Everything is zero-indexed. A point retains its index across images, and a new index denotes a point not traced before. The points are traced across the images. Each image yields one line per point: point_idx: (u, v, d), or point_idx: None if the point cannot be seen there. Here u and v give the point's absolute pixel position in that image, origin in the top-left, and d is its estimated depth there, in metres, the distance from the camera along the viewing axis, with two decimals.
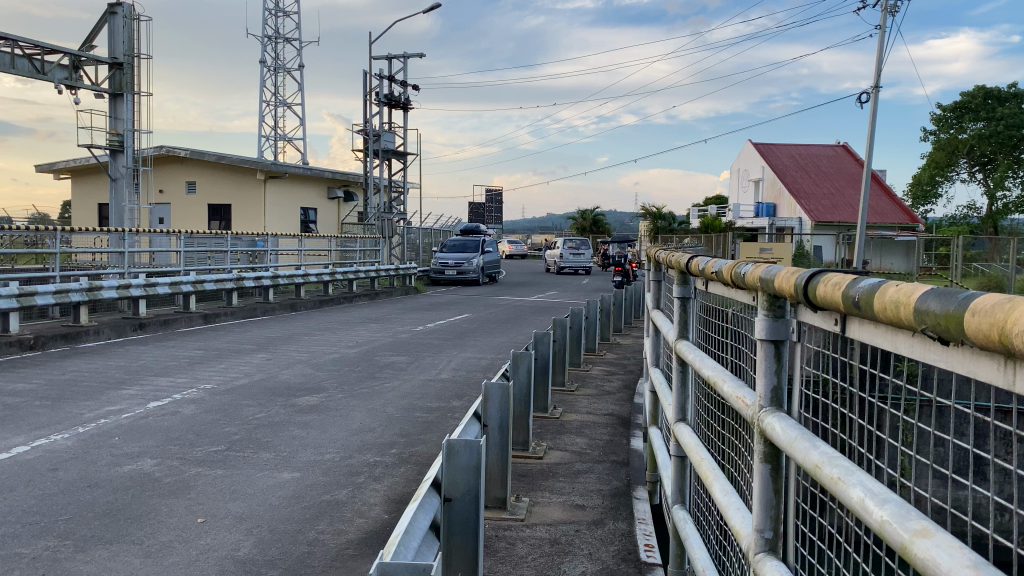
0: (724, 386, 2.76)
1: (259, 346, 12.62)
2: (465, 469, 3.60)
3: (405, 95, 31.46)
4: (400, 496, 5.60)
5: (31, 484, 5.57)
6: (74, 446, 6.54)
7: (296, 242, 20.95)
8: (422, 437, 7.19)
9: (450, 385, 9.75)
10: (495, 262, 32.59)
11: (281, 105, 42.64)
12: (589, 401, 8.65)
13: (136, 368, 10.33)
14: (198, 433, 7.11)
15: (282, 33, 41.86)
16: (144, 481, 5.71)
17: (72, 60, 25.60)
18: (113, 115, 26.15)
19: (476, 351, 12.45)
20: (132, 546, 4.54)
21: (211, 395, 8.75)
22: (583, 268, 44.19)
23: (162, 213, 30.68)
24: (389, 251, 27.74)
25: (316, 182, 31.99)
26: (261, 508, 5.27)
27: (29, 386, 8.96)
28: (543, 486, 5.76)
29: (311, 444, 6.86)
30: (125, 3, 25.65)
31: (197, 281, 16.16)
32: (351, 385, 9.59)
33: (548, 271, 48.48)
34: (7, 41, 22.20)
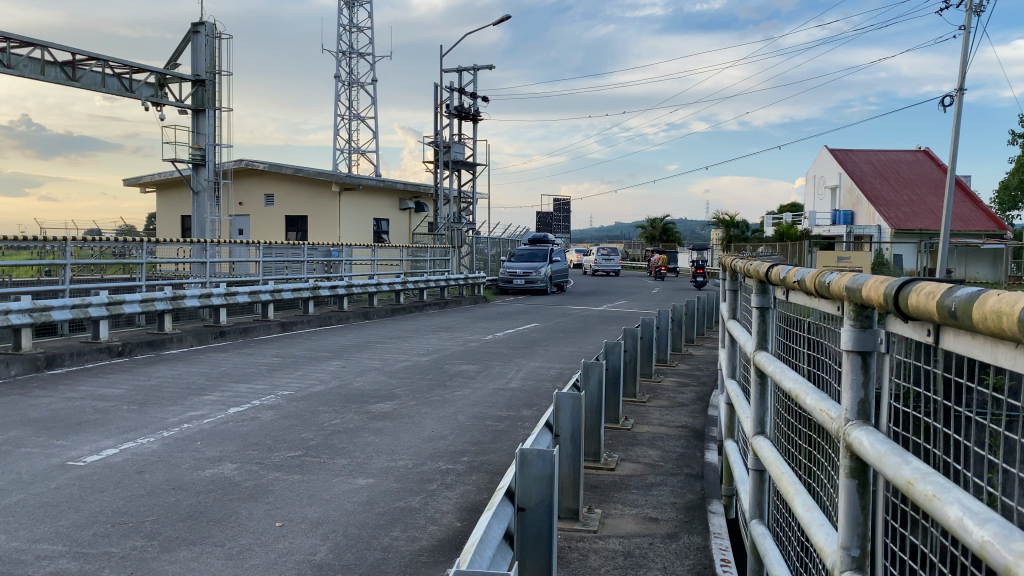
0: (807, 399, 2.67)
1: (334, 354, 12.90)
2: (537, 478, 3.58)
3: (475, 106, 31.82)
4: (472, 504, 5.62)
5: (120, 485, 5.79)
6: (159, 450, 6.77)
7: (369, 252, 21.36)
8: (493, 446, 7.20)
9: (520, 393, 9.76)
10: (564, 271, 32.60)
11: (355, 118, 43.62)
12: (661, 413, 8.52)
13: (217, 374, 10.65)
14: (276, 438, 7.29)
15: (356, 48, 42.82)
16: (225, 484, 5.88)
17: (158, 78, 26.68)
18: (196, 130, 27.14)
19: (545, 361, 12.44)
20: (214, 548, 4.68)
21: (288, 401, 8.97)
22: (614, 272, 49.37)
23: (241, 224, 31.75)
24: (458, 260, 28.02)
25: (388, 193, 32.58)
26: (336, 513, 5.36)
27: (117, 391, 9.33)
28: (615, 497, 5.71)
29: (384, 451, 6.94)
30: (207, 23, 26.69)
31: (276, 290, 16.61)
32: (423, 392, 9.68)
33: (599, 276, 49.37)
34: (99, 61, 23.33)
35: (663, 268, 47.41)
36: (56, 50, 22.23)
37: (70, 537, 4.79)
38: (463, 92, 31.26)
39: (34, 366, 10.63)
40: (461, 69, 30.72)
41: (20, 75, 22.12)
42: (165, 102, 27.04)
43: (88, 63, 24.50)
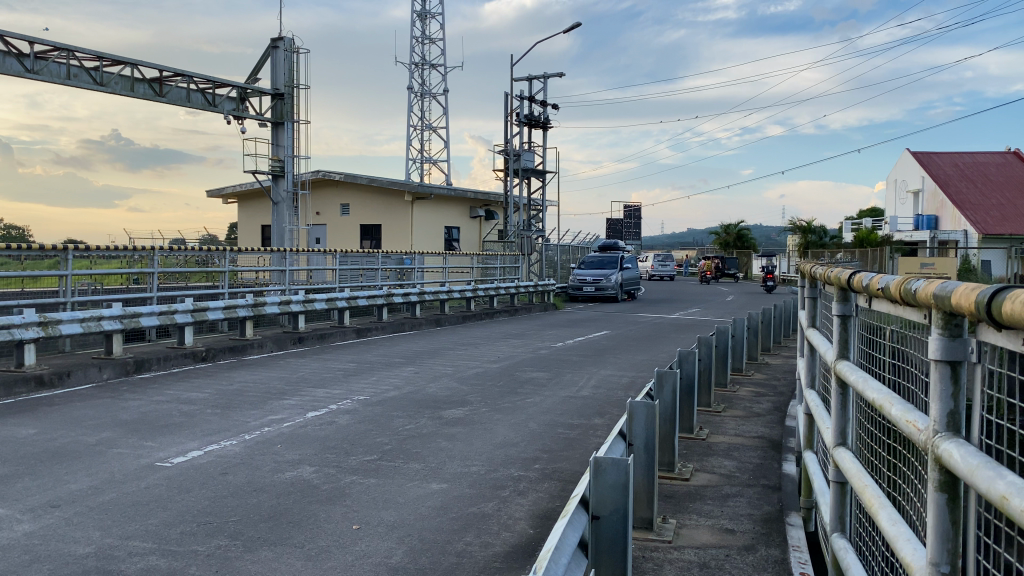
0: (892, 409, 2.60)
1: (407, 360, 13.08)
2: (612, 486, 3.56)
3: (545, 113, 31.91)
4: (545, 511, 5.62)
5: (205, 486, 6.00)
6: (242, 452, 6.99)
7: (441, 260, 21.64)
8: (565, 454, 7.19)
9: (592, 401, 9.70)
10: (635, 278, 32.33)
11: (427, 129, 44.29)
12: (736, 423, 8.38)
13: (295, 379, 10.93)
14: (352, 442, 7.44)
15: (428, 60, 43.54)
16: (304, 487, 6.03)
17: (239, 93, 27.64)
18: (275, 142, 28.00)
19: (617, 369, 12.35)
20: (294, 549, 4.80)
21: (364, 406, 9.14)
22: (669, 276, 54.33)
23: (318, 233, 32.60)
24: (528, 268, 28.10)
25: (459, 202, 32.95)
26: (411, 517, 5.43)
27: (202, 395, 9.68)
28: (690, 507, 5.64)
29: (457, 456, 7.01)
30: (286, 38, 27.58)
31: (352, 297, 16.95)
32: (494, 399, 9.73)
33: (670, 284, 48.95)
34: (184, 77, 24.31)
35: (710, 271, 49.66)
36: (144, 68, 23.32)
37: (159, 534, 4.99)
38: (533, 100, 31.42)
39: (125, 369, 11.07)
40: (531, 77, 30.89)
41: (112, 92, 23.25)
42: (246, 115, 27.99)
43: (175, 80, 25.56)
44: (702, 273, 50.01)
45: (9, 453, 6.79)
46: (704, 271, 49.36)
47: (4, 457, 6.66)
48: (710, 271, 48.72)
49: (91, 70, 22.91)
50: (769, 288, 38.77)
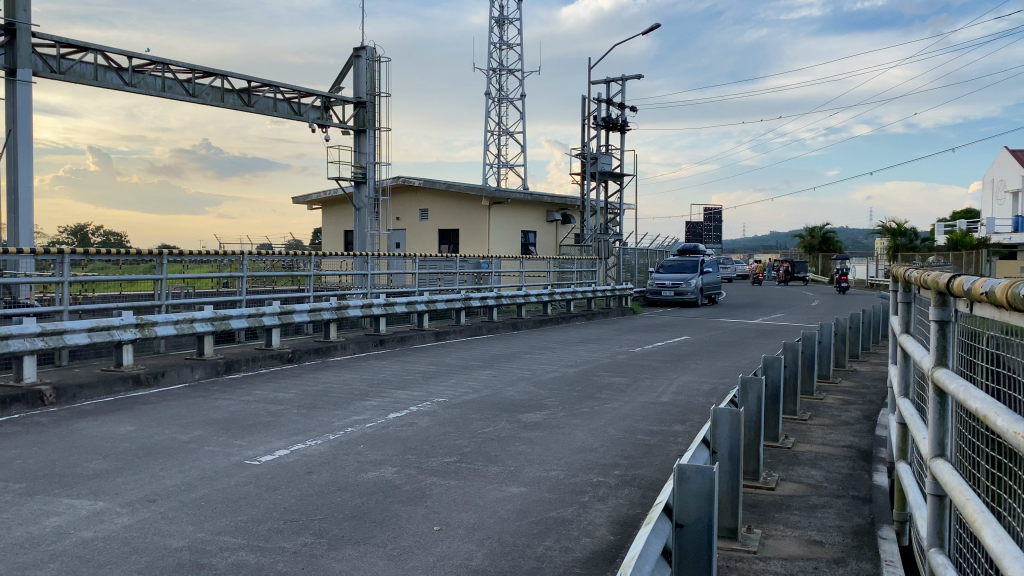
0: (997, 420, 2.46)
1: (486, 363, 13.16)
2: (696, 495, 3.48)
3: (623, 116, 31.70)
4: (625, 518, 5.56)
5: (291, 484, 6.15)
6: (326, 451, 7.15)
7: (517, 265, 21.71)
8: (645, 460, 7.10)
9: (672, 408, 9.56)
10: (716, 282, 31.71)
11: (504, 134, 44.62)
12: (823, 432, 8.13)
13: (377, 381, 11.11)
14: (432, 444, 7.52)
15: (506, 65, 43.87)
16: (387, 487, 6.13)
17: (323, 102, 28.38)
18: (357, 150, 28.67)
19: (698, 375, 12.12)
20: (377, 548, 4.88)
21: (444, 408, 9.23)
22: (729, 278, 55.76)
23: (398, 238, 33.18)
24: (605, 271, 27.94)
25: (536, 206, 33.00)
26: (492, 520, 5.45)
27: (288, 395, 9.94)
28: (776, 518, 5.49)
29: (535, 460, 7.01)
30: (368, 47, 28.23)
31: (431, 301, 17.15)
32: (572, 404, 9.69)
33: (751, 288, 48.02)
34: (272, 87, 25.11)
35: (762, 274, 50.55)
36: (234, 79, 24.19)
37: (248, 531, 5.13)
38: (611, 103, 31.27)
39: (216, 370, 11.47)
40: (609, 80, 30.75)
41: (204, 103, 24.19)
42: (330, 123, 28.71)
43: (263, 90, 26.41)
44: (756, 276, 50.75)
45: (109, 449, 7.11)
46: (756, 273, 51.79)
47: (105, 453, 6.97)
48: (763, 272, 49.56)
49: (184, 82, 23.89)
50: (843, 290, 41.57)
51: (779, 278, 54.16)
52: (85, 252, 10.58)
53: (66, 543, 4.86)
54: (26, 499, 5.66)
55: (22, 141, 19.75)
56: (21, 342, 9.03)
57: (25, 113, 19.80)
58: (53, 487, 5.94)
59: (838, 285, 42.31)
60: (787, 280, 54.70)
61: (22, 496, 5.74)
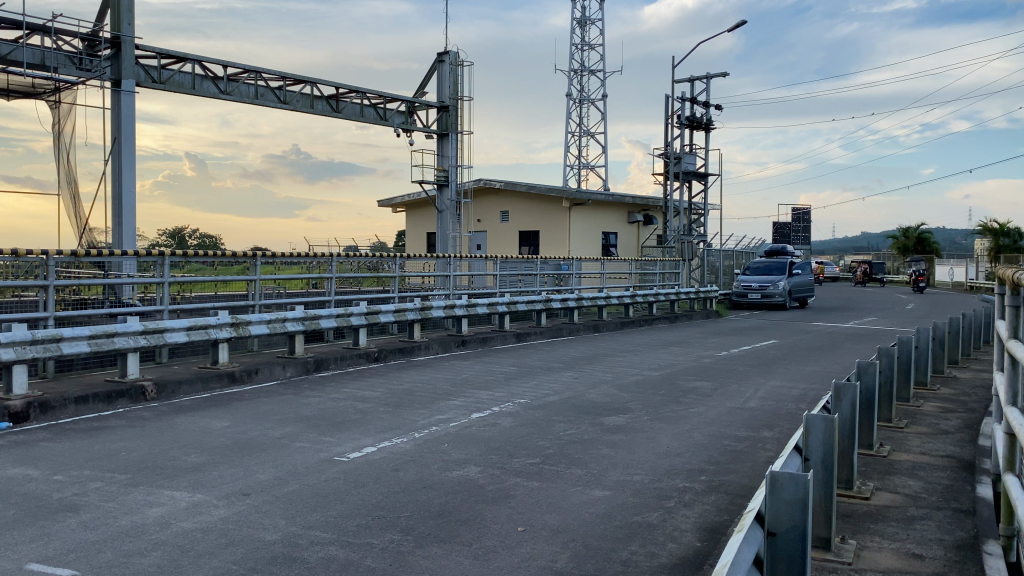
0: None
1: (567, 366, 13.11)
2: (789, 503, 3.40)
3: (707, 115, 31.20)
4: (713, 524, 5.45)
5: (378, 481, 6.26)
6: (412, 450, 7.26)
7: (599, 266, 21.61)
8: (733, 466, 6.95)
9: (760, 413, 9.33)
10: (806, 284, 30.80)
11: (585, 135, 44.58)
12: (922, 440, 7.79)
13: (459, 381, 11.21)
14: (515, 445, 7.54)
15: (587, 67, 43.82)
16: (471, 487, 6.18)
17: (407, 106, 28.88)
18: (440, 153, 29.06)
19: (786, 379, 11.80)
20: (462, 547, 4.92)
21: (527, 410, 9.23)
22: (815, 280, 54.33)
23: (480, 240, 33.53)
24: (689, 274, 27.51)
25: (618, 207, 32.76)
26: (576, 523, 5.43)
27: (375, 394, 10.13)
28: (871, 528, 5.29)
29: (620, 464, 6.94)
30: (451, 52, 28.59)
31: (512, 302, 17.21)
32: (657, 408, 9.56)
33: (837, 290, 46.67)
34: (359, 93, 25.71)
35: (831, 275, 50.80)
36: (322, 85, 24.86)
37: (339, 526, 5.25)
38: (695, 102, 30.83)
39: (306, 368, 11.80)
40: (694, 78, 30.31)
41: (294, 109, 24.95)
42: (414, 128, 29.19)
43: (350, 96, 27.06)
44: (826, 277, 50.79)
45: (207, 444, 7.39)
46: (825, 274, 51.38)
47: (202, 447, 7.25)
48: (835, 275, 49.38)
49: (276, 90, 24.68)
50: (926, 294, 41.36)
51: (868, 280, 52.48)
52: (183, 254, 11.01)
53: (168, 533, 5.07)
54: (131, 490, 5.94)
55: (125, 148, 20.74)
56: (126, 340, 9.46)
57: (129, 122, 20.79)
58: (155, 479, 6.21)
59: (917, 285, 43.25)
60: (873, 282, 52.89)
61: (127, 486, 6.02)
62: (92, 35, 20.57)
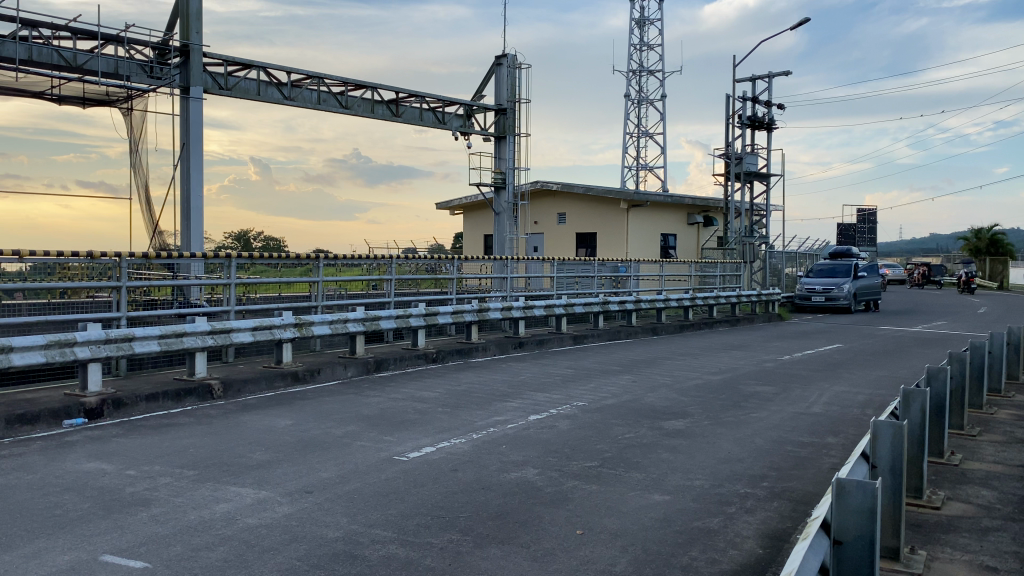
0: None
1: (625, 369, 13.02)
2: (856, 512, 3.32)
3: (770, 114, 30.67)
4: (776, 531, 5.35)
5: (437, 481, 6.32)
6: (470, 450, 7.30)
7: (658, 268, 21.42)
8: (796, 473, 6.80)
9: (824, 419, 9.12)
10: (873, 287, 30.01)
11: (643, 136, 44.34)
12: (996, 449, 7.51)
13: (517, 383, 11.22)
14: (573, 448, 7.52)
15: (646, 67, 43.58)
16: (529, 489, 6.18)
17: (466, 110, 29.09)
18: (498, 156, 29.17)
19: (852, 385, 11.49)
20: (520, 548, 4.93)
21: (585, 413, 9.20)
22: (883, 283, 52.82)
23: (537, 242, 33.57)
24: (750, 276, 27.05)
25: (677, 208, 32.40)
26: (635, 527, 5.39)
27: (433, 394, 10.22)
28: (943, 539, 5.12)
29: (679, 469, 6.87)
30: (509, 55, 28.72)
31: (569, 304, 17.18)
32: (717, 412, 9.41)
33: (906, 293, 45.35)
34: (418, 97, 26.00)
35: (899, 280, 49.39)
36: (383, 90, 25.20)
37: (398, 525, 5.31)
38: (756, 101, 30.36)
39: (366, 368, 11.96)
40: (755, 77, 29.88)
41: (356, 114, 25.36)
42: (473, 131, 29.39)
43: (409, 101, 27.38)
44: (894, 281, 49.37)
45: (272, 441, 7.56)
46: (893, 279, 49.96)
47: (267, 444, 7.42)
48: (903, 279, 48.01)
49: (338, 95, 25.13)
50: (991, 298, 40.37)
51: (936, 283, 50.88)
52: (249, 255, 11.29)
53: (234, 528, 5.20)
54: (199, 486, 6.11)
55: (193, 154, 21.39)
56: (194, 339, 9.74)
57: (197, 128, 21.42)
58: (222, 475, 6.38)
59: (968, 288, 42.99)
60: (943, 286, 51.24)
61: (196, 482, 6.20)
62: (162, 44, 21.25)
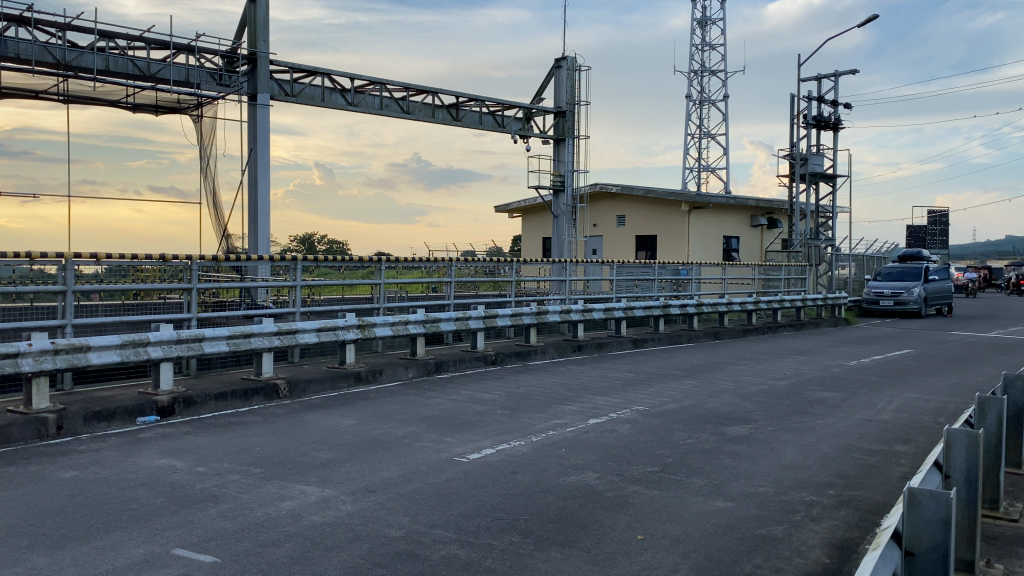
0: None
1: (687, 373, 12.85)
2: (929, 521, 3.23)
3: (836, 114, 30.00)
4: (843, 540, 5.22)
5: (498, 483, 6.35)
6: (530, 453, 7.31)
7: (720, 271, 21.09)
8: (864, 481, 6.63)
9: (893, 426, 8.86)
10: (944, 291, 29.07)
11: (705, 137, 43.92)
12: None
13: (576, 386, 11.17)
14: (634, 452, 7.46)
15: (707, 67, 43.16)
16: (589, 493, 6.15)
17: (525, 113, 29.17)
18: (557, 158, 29.15)
19: (923, 392, 11.13)
20: (581, 552, 4.91)
21: (645, 417, 9.12)
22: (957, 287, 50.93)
23: (595, 244, 33.42)
24: (815, 279, 26.45)
25: (739, 210, 31.88)
26: (697, 533, 5.33)
27: (493, 397, 10.25)
28: (1021, 553, 4.93)
29: (742, 475, 6.76)
30: (569, 57, 28.71)
31: (628, 307, 17.03)
32: (781, 418, 9.23)
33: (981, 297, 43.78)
34: (478, 101, 26.16)
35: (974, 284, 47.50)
36: (443, 94, 25.43)
37: (460, 525, 5.35)
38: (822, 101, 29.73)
39: (427, 369, 12.07)
40: (821, 76, 29.28)
41: (416, 119, 25.65)
42: (532, 134, 29.45)
43: (469, 104, 27.57)
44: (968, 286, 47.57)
45: (335, 441, 7.69)
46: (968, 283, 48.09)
47: (330, 444, 7.55)
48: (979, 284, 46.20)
49: (400, 100, 25.44)
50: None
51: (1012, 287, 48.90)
52: (314, 258, 11.51)
53: (299, 526, 5.31)
54: (266, 483, 6.25)
55: (260, 159, 21.92)
56: (261, 340, 9.98)
57: (264, 134, 21.95)
58: (287, 473, 6.52)
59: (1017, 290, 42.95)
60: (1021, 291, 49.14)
61: (263, 480, 6.35)
62: (231, 52, 21.83)
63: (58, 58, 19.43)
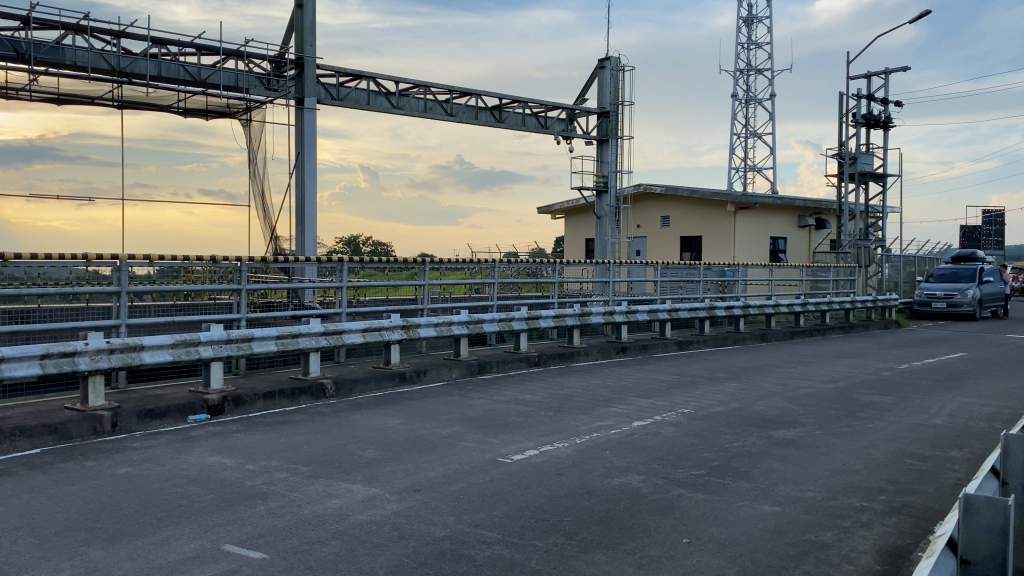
0: None
1: (733, 376, 12.69)
2: (986, 530, 3.14)
3: (886, 112, 29.37)
4: (894, 547, 5.11)
5: (542, 484, 6.35)
6: (574, 454, 7.30)
7: (767, 272, 20.79)
8: (916, 487, 6.49)
9: (947, 432, 8.64)
10: (999, 293, 28.28)
11: (751, 137, 43.46)
12: None
13: (620, 388, 11.11)
14: (679, 455, 7.40)
15: (753, 66, 42.70)
16: (634, 495, 6.11)
17: (568, 114, 29.12)
18: (600, 159, 29.05)
19: (978, 396, 10.83)
20: (626, 555, 4.89)
21: (690, 420, 9.03)
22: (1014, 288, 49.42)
23: (639, 245, 33.20)
24: (864, 281, 25.91)
25: (786, 210, 31.38)
26: (744, 537, 5.26)
27: (536, 398, 10.25)
28: None
29: (790, 479, 6.66)
30: (612, 58, 28.60)
31: (673, 309, 16.87)
32: (830, 422, 9.07)
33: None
34: (522, 103, 26.19)
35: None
36: (486, 96, 25.51)
37: (504, 526, 5.36)
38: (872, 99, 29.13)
39: (470, 370, 12.12)
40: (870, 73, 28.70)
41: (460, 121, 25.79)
42: (575, 134, 29.40)
43: (513, 106, 27.60)
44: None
45: (381, 440, 7.76)
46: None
47: (376, 443, 7.63)
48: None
49: (443, 103, 25.59)
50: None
51: None
52: (359, 259, 11.61)
53: (345, 524, 5.36)
54: (313, 481, 6.34)
55: (306, 162, 22.25)
56: (308, 340, 10.12)
57: (310, 137, 22.27)
58: (334, 472, 6.60)
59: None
60: None
61: (310, 478, 6.44)
62: (279, 57, 22.22)
63: (113, 65, 19.95)
